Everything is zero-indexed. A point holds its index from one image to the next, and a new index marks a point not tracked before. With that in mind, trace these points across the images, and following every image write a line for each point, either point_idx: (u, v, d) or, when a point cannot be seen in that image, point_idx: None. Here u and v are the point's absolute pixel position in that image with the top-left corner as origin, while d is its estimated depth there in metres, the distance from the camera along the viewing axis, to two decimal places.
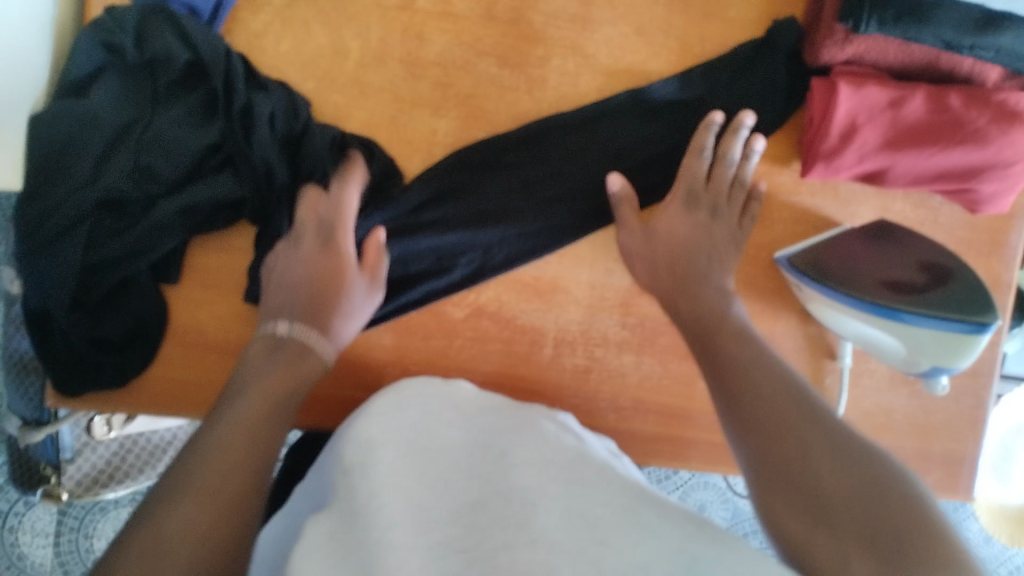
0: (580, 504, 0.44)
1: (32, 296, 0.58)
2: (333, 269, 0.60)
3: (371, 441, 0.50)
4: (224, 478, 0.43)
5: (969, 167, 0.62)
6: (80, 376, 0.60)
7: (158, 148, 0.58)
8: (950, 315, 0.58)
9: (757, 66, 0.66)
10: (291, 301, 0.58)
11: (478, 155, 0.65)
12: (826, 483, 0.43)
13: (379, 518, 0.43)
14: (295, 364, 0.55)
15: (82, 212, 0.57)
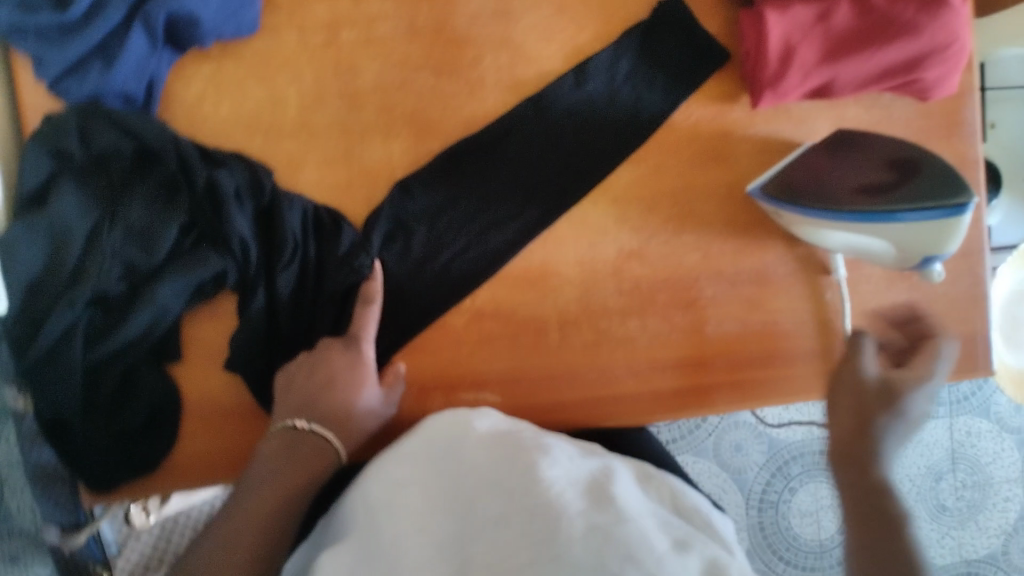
0: (595, 515, 0.47)
1: (43, 408, 0.58)
2: (344, 377, 0.61)
3: (395, 481, 0.53)
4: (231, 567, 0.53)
5: (910, 59, 0.63)
6: (109, 473, 0.60)
7: (133, 239, 0.59)
8: (926, 205, 0.59)
9: (671, 21, 0.68)
10: (308, 401, 0.61)
11: (439, 169, 0.66)
12: None
13: (412, 563, 0.46)
14: (302, 468, 0.59)
15: (74, 317, 0.58)
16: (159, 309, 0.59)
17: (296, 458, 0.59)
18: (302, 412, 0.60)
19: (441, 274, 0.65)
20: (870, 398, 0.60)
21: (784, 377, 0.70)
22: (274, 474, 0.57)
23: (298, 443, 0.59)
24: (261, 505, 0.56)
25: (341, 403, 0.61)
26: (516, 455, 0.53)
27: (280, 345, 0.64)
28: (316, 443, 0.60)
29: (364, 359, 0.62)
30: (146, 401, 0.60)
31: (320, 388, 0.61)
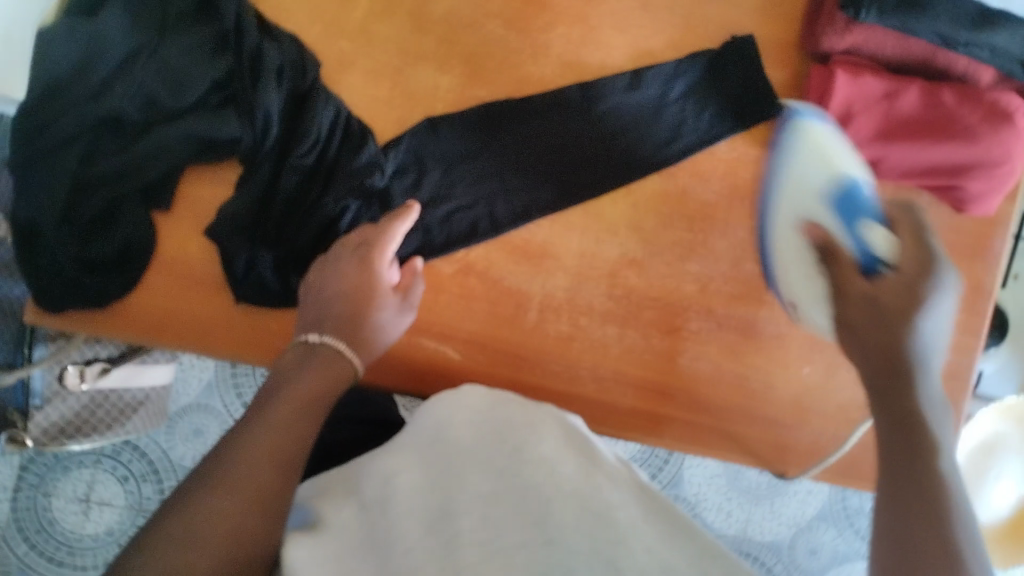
0: (591, 501, 0.47)
1: (23, 206, 0.58)
2: (365, 287, 0.58)
3: (392, 469, 0.53)
4: (252, 471, 0.46)
5: (958, 164, 0.63)
6: (61, 293, 0.59)
7: (163, 75, 0.59)
8: (836, 224, 0.57)
9: (746, 56, 0.66)
10: (323, 315, 0.57)
11: (472, 121, 0.65)
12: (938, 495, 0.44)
13: (399, 541, 0.46)
14: (328, 370, 0.55)
15: (80, 127, 0.58)
16: (164, 149, 0.59)
17: (316, 368, 0.54)
18: (315, 327, 0.57)
19: (441, 221, 0.66)
20: (892, 307, 0.52)
21: (740, 435, 0.68)
22: (293, 384, 0.52)
23: (313, 354, 0.55)
24: (288, 415, 0.50)
25: (362, 321, 0.57)
26: (507, 438, 0.54)
27: (264, 231, 0.62)
28: (330, 353, 0.56)
29: (379, 267, 0.58)
30: (120, 236, 0.59)
31: (341, 304, 0.57)
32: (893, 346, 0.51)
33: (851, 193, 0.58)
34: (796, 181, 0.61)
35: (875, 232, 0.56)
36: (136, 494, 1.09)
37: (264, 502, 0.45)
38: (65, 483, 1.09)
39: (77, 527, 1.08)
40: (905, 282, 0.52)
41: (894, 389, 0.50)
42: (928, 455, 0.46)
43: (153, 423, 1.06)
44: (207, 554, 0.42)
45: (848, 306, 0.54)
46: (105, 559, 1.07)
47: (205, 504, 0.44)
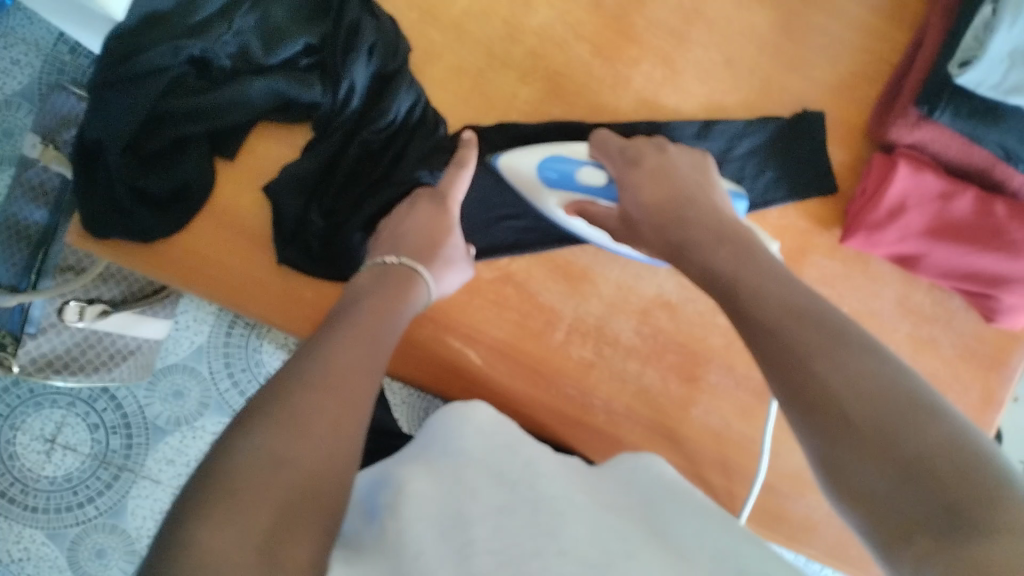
0: (605, 520, 0.46)
1: (94, 126, 0.58)
2: (437, 219, 0.60)
3: (404, 480, 0.51)
4: (342, 373, 0.46)
5: (998, 276, 0.65)
6: (110, 220, 0.59)
7: (261, 32, 0.61)
8: (581, 191, 0.63)
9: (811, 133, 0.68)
10: (402, 243, 0.59)
11: (535, 137, 0.66)
12: (852, 411, 0.38)
13: (411, 546, 0.43)
14: (400, 290, 0.56)
15: (171, 62, 0.58)
16: (243, 100, 0.59)
17: (390, 283, 0.56)
18: (393, 251, 0.59)
19: (484, 228, 0.67)
20: (658, 191, 0.57)
21: (736, 496, 0.69)
22: (370, 297, 0.54)
23: (388, 273, 0.57)
24: (368, 322, 0.52)
25: (436, 252, 0.59)
26: (517, 461, 0.53)
27: (322, 197, 0.62)
28: (406, 272, 0.57)
29: (452, 212, 0.61)
30: (181, 174, 0.60)
31: (415, 235, 0.59)
32: (675, 213, 0.55)
33: (556, 160, 0.63)
34: (512, 171, 0.64)
35: (584, 172, 0.62)
36: (103, 444, 1.06)
37: (349, 401, 0.45)
38: (33, 420, 1.05)
39: (36, 467, 1.04)
40: (637, 170, 0.59)
41: (727, 248, 0.51)
42: (785, 334, 0.43)
43: (136, 376, 1.02)
44: (309, 445, 0.42)
45: (639, 196, 0.58)
46: (58, 504, 1.05)
47: (299, 397, 0.44)
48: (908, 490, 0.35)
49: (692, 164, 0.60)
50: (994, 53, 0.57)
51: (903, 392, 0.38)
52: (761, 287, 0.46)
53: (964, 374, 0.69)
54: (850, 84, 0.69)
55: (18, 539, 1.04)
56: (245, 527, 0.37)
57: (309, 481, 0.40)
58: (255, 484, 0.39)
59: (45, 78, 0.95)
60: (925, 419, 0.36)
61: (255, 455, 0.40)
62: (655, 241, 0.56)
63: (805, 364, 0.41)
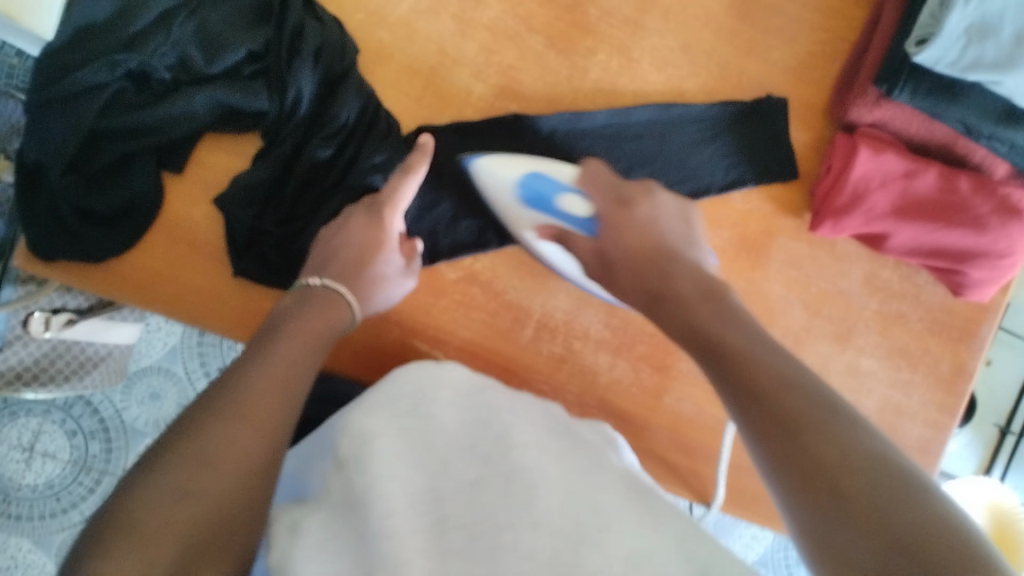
0: (580, 488, 0.45)
1: (33, 148, 0.57)
2: (367, 236, 0.58)
3: (368, 430, 0.50)
4: (267, 397, 0.46)
5: (965, 250, 0.64)
6: (58, 243, 0.57)
7: (201, 41, 0.58)
8: (558, 216, 0.61)
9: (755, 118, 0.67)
10: (333, 262, 0.57)
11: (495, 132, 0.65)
12: (835, 452, 0.37)
13: (379, 503, 0.44)
14: (329, 315, 0.54)
15: (108, 78, 0.57)
16: (186, 111, 0.58)
17: (317, 309, 0.54)
18: (318, 271, 0.57)
19: (448, 227, 0.65)
20: (637, 232, 0.56)
21: (712, 480, 0.68)
22: (297, 324, 0.52)
23: (311, 298, 0.55)
24: (291, 348, 0.50)
25: (363, 271, 0.58)
26: (489, 426, 0.51)
27: (277, 206, 0.60)
28: (330, 297, 0.55)
29: (387, 228, 0.59)
30: (127, 191, 0.58)
31: (351, 252, 0.58)
32: (653, 262, 0.54)
33: (536, 179, 0.61)
34: (493, 181, 0.62)
35: (568, 200, 0.61)
36: (81, 450, 1.04)
37: (266, 427, 0.44)
38: (9, 429, 1.04)
39: (16, 476, 1.03)
40: (623, 215, 0.58)
41: (710, 306, 0.49)
42: (777, 395, 0.41)
43: (111, 381, 1.01)
44: (220, 483, 0.41)
45: (620, 237, 0.57)
46: (41, 512, 1.03)
47: (210, 430, 0.42)
48: (874, 546, 0.33)
49: (680, 211, 0.59)
50: (950, 30, 0.55)
51: (880, 464, 0.37)
52: (747, 346, 0.45)
53: (935, 347, 0.69)
54: (810, 63, 0.68)
55: (4, 548, 1.03)
56: (148, 564, 0.37)
57: (215, 522, 0.40)
58: (159, 526, 0.38)
59: None
60: (901, 487, 0.35)
61: (157, 488, 0.39)
62: (630, 285, 0.56)
63: (791, 425, 0.40)
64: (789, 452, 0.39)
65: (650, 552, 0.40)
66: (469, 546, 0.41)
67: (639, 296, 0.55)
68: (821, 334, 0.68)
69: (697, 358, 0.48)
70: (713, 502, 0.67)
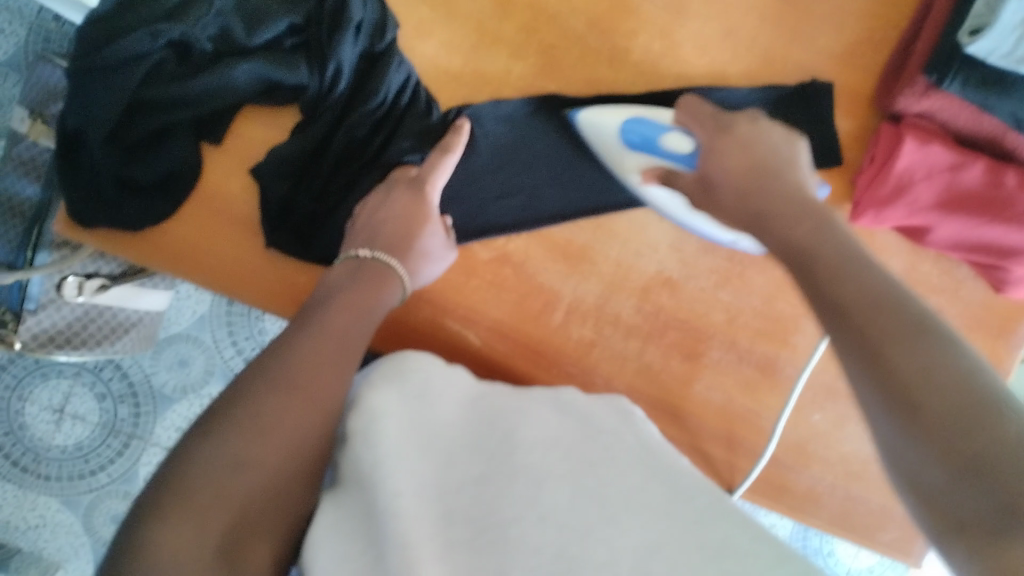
0: (589, 483, 0.45)
1: (74, 115, 0.57)
2: (410, 210, 0.58)
3: (376, 408, 0.50)
4: (311, 368, 0.45)
5: (1009, 246, 0.63)
6: (97, 210, 0.58)
7: (243, 12, 0.58)
8: (659, 155, 0.61)
9: (796, 105, 0.66)
10: (377, 236, 0.58)
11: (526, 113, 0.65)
12: (912, 376, 0.38)
13: (389, 483, 0.44)
14: (374, 287, 0.54)
15: (150, 47, 0.56)
16: (227, 84, 0.57)
17: (367, 282, 0.55)
18: (366, 244, 0.57)
19: (480, 207, 0.65)
20: (740, 162, 0.57)
21: (737, 469, 0.68)
22: (344, 293, 0.52)
23: (363, 268, 0.56)
24: (340, 322, 0.50)
25: (412, 245, 0.57)
26: (496, 421, 0.51)
27: (312, 180, 0.61)
28: (381, 268, 0.56)
29: (431, 200, 0.59)
30: (168, 161, 0.58)
31: (394, 227, 0.58)
32: (759, 185, 0.55)
33: (640, 123, 0.61)
34: (593, 129, 0.64)
35: (670, 137, 0.61)
36: (111, 414, 1.06)
37: (314, 398, 0.44)
38: (40, 391, 1.05)
39: (47, 437, 1.05)
40: (749, 127, 0.59)
41: (808, 224, 0.50)
42: (864, 318, 0.42)
43: (140, 346, 1.02)
44: (270, 450, 0.41)
45: (723, 162, 0.57)
46: (70, 473, 1.05)
47: (263, 399, 0.42)
48: (959, 486, 0.36)
49: (782, 137, 0.58)
50: (1008, 19, 0.55)
51: (968, 392, 0.37)
52: (840, 263, 0.46)
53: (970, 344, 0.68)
54: (856, 50, 0.66)
55: (33, 507, 1.05)
56: (201, 534, 0.37)
57: (263, 492, 0.40)
58: (209, 487, 0.38)
59: (31, 47, 0.91)
60: (988, 417, 0.36)
61: (212, 458, 0.39)
62: (733, 208, 0.56)
63: (883, 344, 0.40)
64: (878, 374, 0.40)
65: (659, 544, 0.41)
66: (477, 540, 0.42)
67: (744, 215, 0.55)
68: None
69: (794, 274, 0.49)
70: (737, 491, 0.67)
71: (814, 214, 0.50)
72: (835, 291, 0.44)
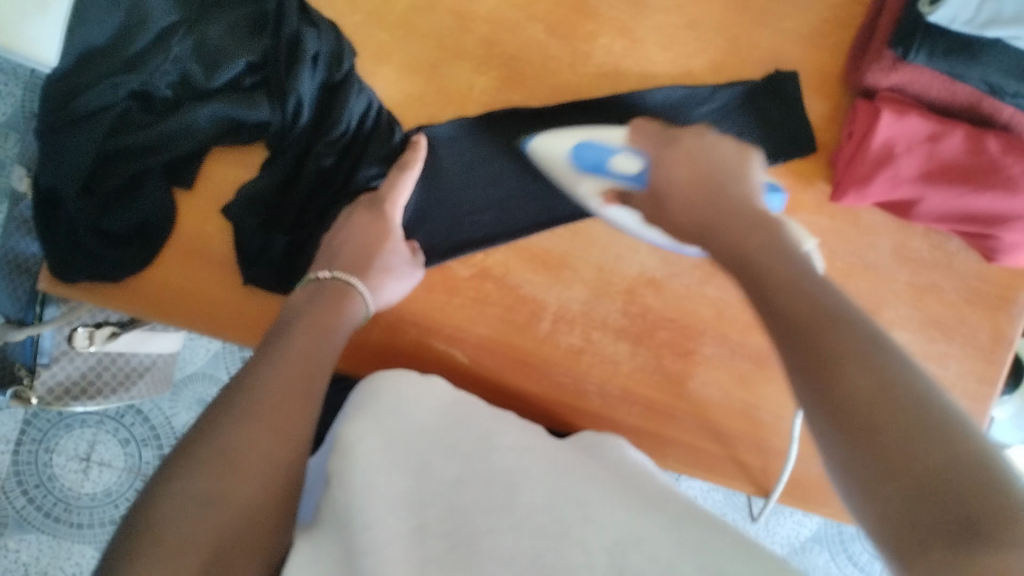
0: (557, 480, 0.46)
1: (46, 174, 0.58)
2: (374, 230, 0.59)
3: (352, 438, 0.50)
4: (285, 398, 0.47)
5: (995, 214, 0.61)
6: (77, 263, 0.59)
7: (199, 55, 0.59)
8: (613, 175, 0.61)
9: (758, 94, 0.66)
10: (338, 255, 0.59)
11: (496, 127, 0.65)
12: (863, 403, 0.36)
13: (362, 518, 0.44)
14: (336, 306, 0.55)
15: (114, 99, 0.58)
16: (190, 127, 0.58)
17: (328, 299, 0.56)
18: (325, 264, 0.59)
19: (451, 225, 0.65)
20: (693, 171, 0.56)
21: (742, 465, 0.67)
22: (308, 314, 0.54)
23: (323, 289, 0.57)
24: (302, 344, 0.51)
25: (372, 261, 0.58)
26: (469, 432, 0.51)
27: (284, 213, 0.61)
28: (341, 285, 0.57)
29: (392, 219, 0.60)
30: (141, 208, 0.59)
31: (355, 246, 0.59)
32: (704, 194, 0.54)
33: (586, 147, 0.62)
34: (544, 156, 0.64)
35: (618, 160, 0.61)
36: (136, 458, 1.07)
37: (284, 427, 0.46)
38: (66, 441, 1.07)
39: (75, 485, 1.06)
40: (691, 140, 0.59)
41: (762, 236, 0.48)
42: (816, 341, 0.39)
43: (158, 389, 1.03)
44: (240, 485, 0.42)
45: (675, 174, 0.57)
46: (101, 519, 1.06)
47: (230, 430, 0.44)
48: (914, 509, 0.31)
49: (735, 153, 0.58)
50: None
51: (926, 420, 0.34)
52: (796, 292, 0.43)
53: (969, 318, 0.66)
54: (819, 31, 0.66)
55: (68, 556, 1.05)
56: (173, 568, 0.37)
57: (238, 527, 0.41)
58: (180, 523, 0.39)
59: (27, 105, 0.92)
60: (946, 449, 0.32)
61: (179, 495, 0.40)
62: (684, 221, 0.55)
63: (834, 372, 0.37)
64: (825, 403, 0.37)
65: (640, 537, 0.41)
66: (450, 553, 0.41)
67: (692, 234, 0.54)
68: None
69: (755, 306, 0.45)
70: (770, 495, 0.67)
71: (779, 233, 0.49)
72: (786, 311, 0.42)
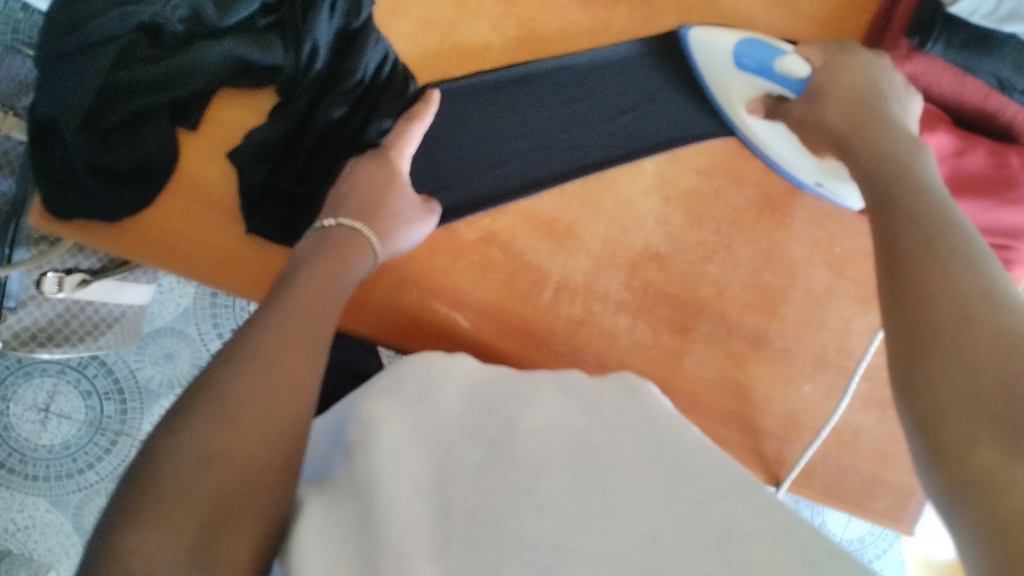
0: (587, 468, 0.45)
1: (45, 104, 0.56)
2: (382, 179, 0.58)
3: (375, 416, 0.50)
4: (281, 353, 0.45)
5: (1015, 228, 0.62)
6: (71, 199, 0.56)
7: None
8: (777, 75, 0.62)
9: None
10: (346, 201, 0.57)
11: (513, 80, 0.65)
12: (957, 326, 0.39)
13: (385, 490, 0.43)
14: (341, 254, 0.54)
15: (122, 30, 0.55)
16: (200, 65, 0.56)
17: (333, 249, 0.54)
18: (331, 214, 0.57)
19: (470, 177, 0.64)
20: (849, 91, 0.58)
21: (730, 442, 0.68)
22: (312, 263, 0.52)
23: (328, 238, 0.55)
24: (305, 297, 0.49)
25: (380, 208, 0.57)
26: (496, 417, 0.49)
27: (290, 162, 0.59)
28: (348, 234, 0.56)
29: (399, 169, 0.59)
30: (143, 147, 0.57)
31: (361, 194, 0.58)
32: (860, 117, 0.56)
33: (756, 47, 0.62)
34: (706, 50, 0.64)
35: (785, 61, 0.62)
36: (96, 411, 1.03)
37: (288, 383, 0.44)
38: (24, 390, 1.03)
39: (33, 436, 1.03)
40: (846, 57, 0.60)
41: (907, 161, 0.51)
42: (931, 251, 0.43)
43: (124, 342, 0.99)
44: (236, 441, 0.40)
45: (837, 87, 0.59)
46: (57, 472, 1.03)
47: (230, 381, 0.42)
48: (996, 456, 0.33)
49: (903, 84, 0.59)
50: None
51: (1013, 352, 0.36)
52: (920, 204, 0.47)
53: None
54: (835, 15, 0.66)
55: (20, 508, 1.03)
56: (171, 532, 0.36)
57: (243, 479, 0.39)
58: (177, 484, 0.38)
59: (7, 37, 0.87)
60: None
61: (181, 453, 0.39)
62: (834, 132, 0.57)
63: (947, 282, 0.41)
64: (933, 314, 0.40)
65: (658, 533, 0.41)
66: (470, 534, 0.41)
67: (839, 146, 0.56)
68: (843, 295, 0.67)
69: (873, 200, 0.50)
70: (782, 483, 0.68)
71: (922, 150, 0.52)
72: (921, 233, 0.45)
